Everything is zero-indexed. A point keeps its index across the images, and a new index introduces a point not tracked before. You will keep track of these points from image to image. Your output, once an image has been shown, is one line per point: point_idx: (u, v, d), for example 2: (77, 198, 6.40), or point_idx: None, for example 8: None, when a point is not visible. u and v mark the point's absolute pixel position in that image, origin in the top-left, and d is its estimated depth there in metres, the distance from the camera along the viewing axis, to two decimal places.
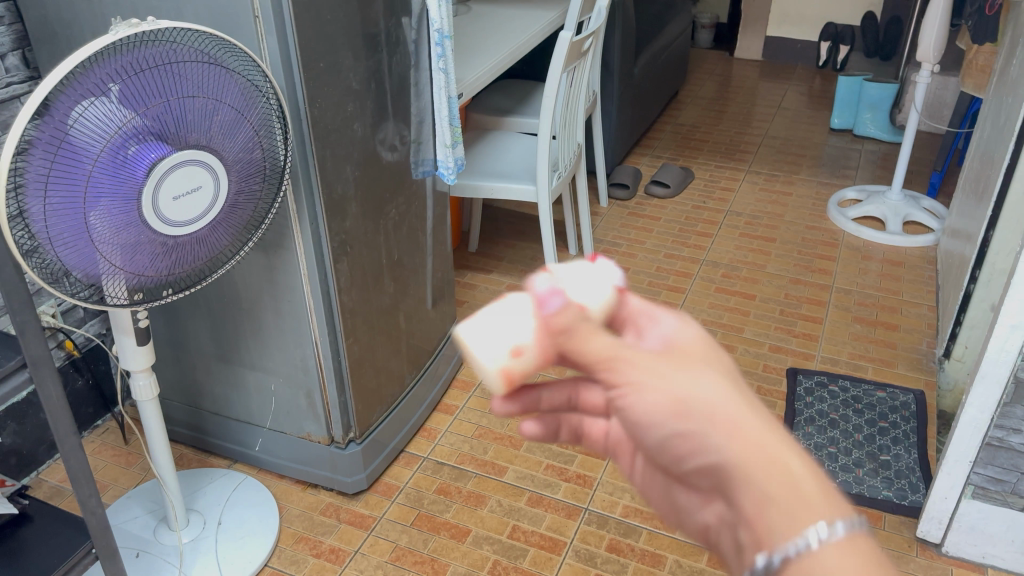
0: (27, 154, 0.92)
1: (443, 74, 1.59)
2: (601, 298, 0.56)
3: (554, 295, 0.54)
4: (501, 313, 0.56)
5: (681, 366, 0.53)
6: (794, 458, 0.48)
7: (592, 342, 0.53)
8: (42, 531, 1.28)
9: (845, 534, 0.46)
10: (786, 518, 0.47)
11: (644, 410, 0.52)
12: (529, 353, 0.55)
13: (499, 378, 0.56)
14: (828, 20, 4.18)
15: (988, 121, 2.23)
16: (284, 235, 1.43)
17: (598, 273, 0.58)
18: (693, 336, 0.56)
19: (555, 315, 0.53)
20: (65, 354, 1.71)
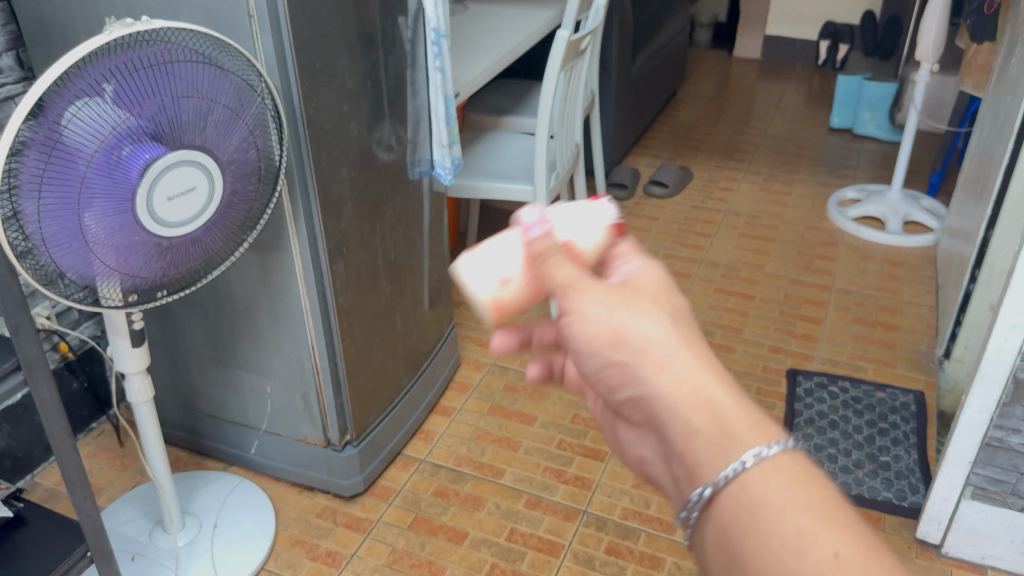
0: (21, 155, 0.92)
1: (440, 74, 1.57)
2: (590, 239, 0.81)
3: (539, 224, 0.75)
4: (497, 242, 0.80)
5: (637, 307, 0.68)
6: (719, 389, 0.62)
7: (556, 272, 0.71)
8: (36, 535, 1.27)
9: (783, 452, 0.58)
10: (710, 445, 0.60)
11: (585, 335, 0.68)
12: (514, 284, 0.78)
13: (491, 304, 0.81)
14: (827, 19, 4.17)
15: (987, 120, 2.22)
16: (280, 236, 1.42)
17: (590, 216, 0.83)
18: (654, 276, 0.74)
19: (536, 241, 0.73)
20: (59, 356, 1.70)
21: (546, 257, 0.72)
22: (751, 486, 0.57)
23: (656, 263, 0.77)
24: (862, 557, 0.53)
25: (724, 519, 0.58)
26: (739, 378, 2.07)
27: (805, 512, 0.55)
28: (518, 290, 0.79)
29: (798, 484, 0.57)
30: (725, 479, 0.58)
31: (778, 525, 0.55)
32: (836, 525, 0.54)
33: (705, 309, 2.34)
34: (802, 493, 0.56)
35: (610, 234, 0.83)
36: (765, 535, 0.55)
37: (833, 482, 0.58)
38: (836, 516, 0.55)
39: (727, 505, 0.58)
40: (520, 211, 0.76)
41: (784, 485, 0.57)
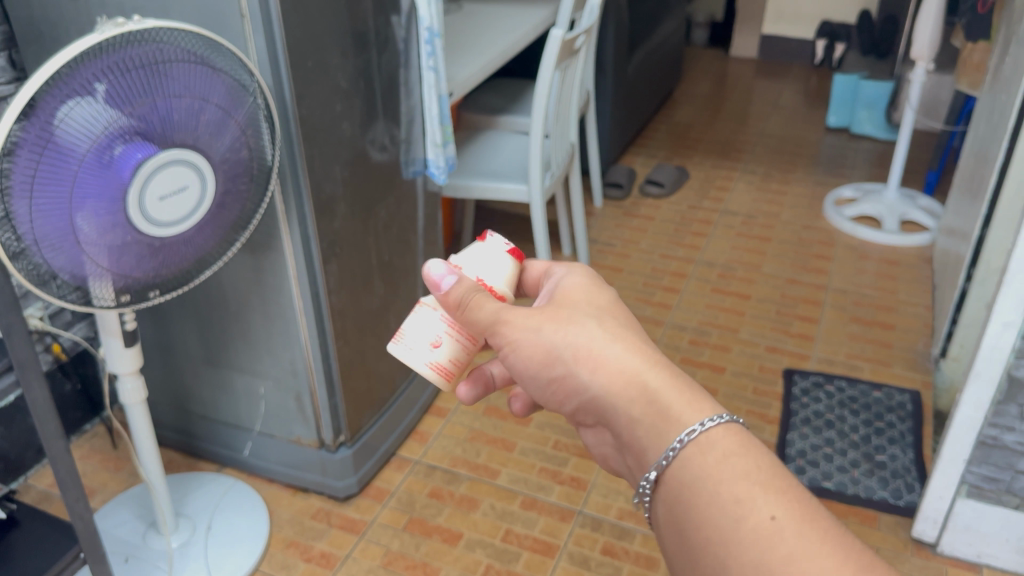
0: (13, 156, 0.90)
1: (433, 73, 1.57)
2: (502, 275, 0.89)
3: (448, 274, 0.85)
4: (417, 317, 0.92)
5: (561, 321, 0.80)
6: (650, 372, 0.74)
7: (483, 309, 0.83)
8: (28, 536, 1.26)
9: (719, 425, 0.69)
10: (649, 427, 0.72)
11: (524, 359, 0.82)
12: (446, 342, 0.92)
13: (433, 370, 0.92)
14: (823, 18, 4.17)
15: (982, 119, 2.22)
16: (273, 236, 1.41)
17: (490, 252, 0.90)
18: (577, 282, 0.86)
19: (451, 290, 0.84)
20: (52, 358, 1.70)
21: (467, 301, 0.83)
22: (691, 461, 0.68)
23: (579, 266, 0.89)
24: (796, 518, 0.62)
25: (669, 492, 0.69)
26: (736, 378, 2.06)
27: (743, 478, 0.65)
28: (450, 347, 0.92)
29: (734, 453, 0.67)
30: (668, 459, 0.69)
31: (715, 495, 0.65)
32: (775, 493, 0.64)
33: (702, 308, 2.33)
34: (738, 461, 0.66)
35: (516, 261, 0.91)
36: (705, 503, 0.65)
37: (769, 451, 0.68)
38: (773, 482, 0.65)
39: (669, 482, 0.69)
40: (427, 269, 0.86)
41: (725, 454, 0.67)
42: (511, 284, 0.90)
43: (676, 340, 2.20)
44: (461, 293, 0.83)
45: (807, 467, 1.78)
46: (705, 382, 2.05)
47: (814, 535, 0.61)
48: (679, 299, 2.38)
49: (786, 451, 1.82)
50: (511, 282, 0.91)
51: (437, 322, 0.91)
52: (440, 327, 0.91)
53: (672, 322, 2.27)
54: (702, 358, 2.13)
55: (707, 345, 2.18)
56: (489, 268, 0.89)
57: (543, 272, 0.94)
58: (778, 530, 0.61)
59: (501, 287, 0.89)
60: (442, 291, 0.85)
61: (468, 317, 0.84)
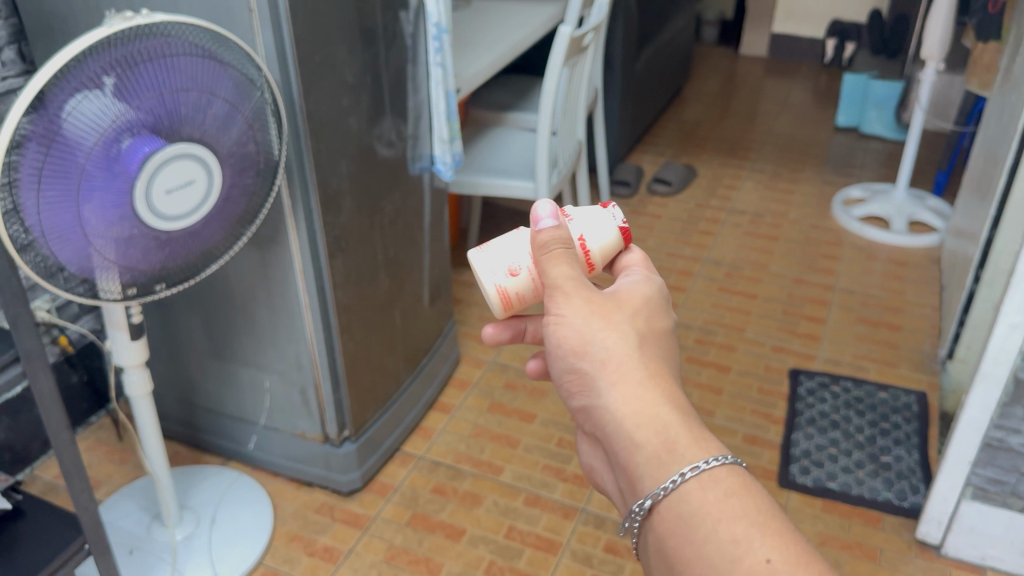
0: (21, 149, 0.90)
1: (440, 69, 1.58)
2: (601, 241, 0.89)
3: (553, 219, 0.86)
4: (511, 238, 0.90)
5: (609, 323, 0.78)
6: (668, 410, 0.72)
7: (557, 268, 0.82)
8: (34, 525, 1.27)
9: (722, 466, 0.69)
10: (651, 457, 0.70)
11: (558, 339, 0.79)
12: (522, 275, 0.89)
13: (496, 294, 0.89)
14: (833, 17, 4.15)
15: (993, 119, 2.21)
16: (279, 231, 1.41)
17: (604, 219, 0.90)
18: (645, 292, 0.83)
19: (546, 232, 0.84)
20: (59, 350, 1.70)
21: (551, 249, 0.84)
22: (690, 496, 0.68)
23: (660, 280, 0.86)
24: (792, 563, 0.62)
25: (664, 524, 0.69)
26: (741, 378, 2.06)
27: (741, 520, 0.65)
28: (524, 280, 0.89)
29: (735, 493, 0.67)
30: (665, 491, 0.69)
31: (713, 533, 0.65)
32: (772, 536, 0.64)
33: (708, 307, 2.33)
34: (737, 502, 0.66)
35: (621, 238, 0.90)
36: (700, 542, 0.66)
37: (766, 494, 0.68)
38: (770, 525, 0.65)
39: (665, 514, 0.69)
40: (537, 205, 0.86)
41: (723, 495, 0.67)
42: (603, 256, 0.90)
43: (682, 339, 2.20)
44: (551, 237, 0.84)
45: (812, 468, 1.78)
46: (710, 381, 2.05)
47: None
48: (686, 297, 2.38)
49: (791, 451, 1.82)
50: (605, 253, 0.90)
51: (525, 250, 0.89)
52: (525, 259, 0.88)
53: (677, 320, 2.27)
54: (708, 356, 2.13)
55: (712, 344, 2.18)
56: (593, 231, 0.89)
57: (635, 265, 0.90)
58: (774, 575, 0.62)
59: (595, 252, 0.89)
60: (535, 228, 0.86)
61: (543, 265, 0.83)
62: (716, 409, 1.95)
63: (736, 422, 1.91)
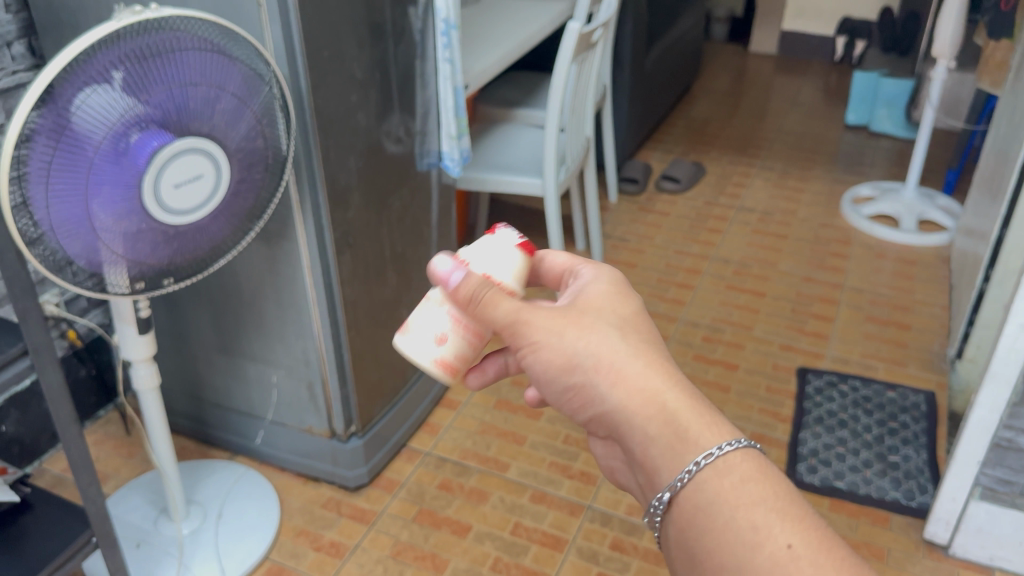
0: (30, 143, 0.90)
1: (449, 65, 1.59)
2: (511, 271, 0.87)
3: (456, 270, 0.84)
4: (422, 311, 0.91)
5: (583, 326, 0.79)
6: (672, 394, 0.74)
7: (500, 308, 0.81)
8: (42, 518, 1.27)
9: (737, 450, 0.70)
10: (664, 448, 0.72)
11: (544, 362, 0.80)
12: (451, 338, 0.90)
13: (438, 366, 0.90)
14: (844, 14, 4.12)
15: (1004, 117, 2.19)
16: (287, 227, 1.41)
17: (500, 246, 0.87)
18: (602, 287, 0.84)
19: (460, 286, 0.82)
20: (67, 344, 1.71)
21: (479, 296, 0.82)
22: (707, 484, 0.69)
23: (606, 271, 0.88)
24: (813, 546, 0.64)
25: (683, 515, 0.70)
26: (749, 376, 2.05)
27: (759, 506, 0.67)
28: (456, 343, 0.90)
29: (751, 479, 0.69)
30: (682, 481, 0.71)
31: (732, 520, 0.67)
32: (792, 520, 0.66)
33: (715, 305, 2.32)
34: (753, 488, 0.68)
35: (525, 254, 0.88)
36: (721, 530, 0.67)
37: (783, 478, 0.70)
38: (788, 511, 0.66)
39: (683, 504, 0.70)
40: (434, 261, 0.85)
41: (739, 482, 0.68)
42: (520, 280, 0.88)
43: (689, 337, 2.19)
44: (472, 288, 0.81)
45: (819, 467, 1.77)
46: (718, 379, 2.04)
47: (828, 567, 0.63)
48: (694, 295, 2.37)
49: (798, 450, 1.81)
50: (520, 276, 0.87)
51: (443, 316, 0.90)
52: (446, 324, 0.89)
53: (685, 318, 2.26)
54: (716, 355, 2.12)
55: (720, 343, 2.17)
56: (497, 265, 0.86)
57: (566, 265, 0.92)
58: (795, 559, 0.63)
59: (510, 282, 0.86)
60: (449, 285, 0.83)
61: (482, 315, 0.81)
62: (723, 408, 1.95)
63: (743, 420, 1.91)
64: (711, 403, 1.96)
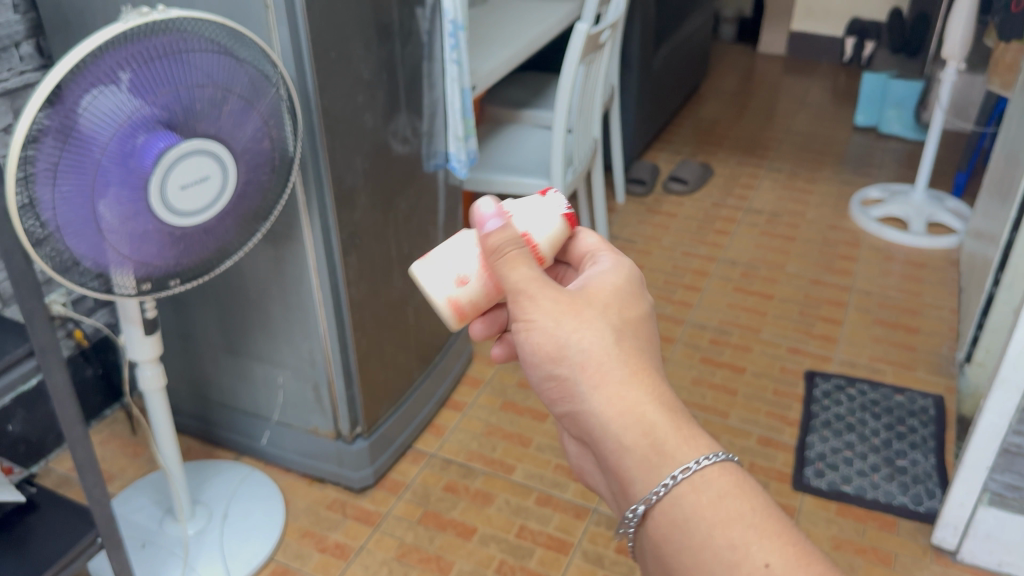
0: (37, 143, 0.90)
1: (456, 66, 1.57)
2: (548, 233, 0.88)
3: (495, 218, 0.86)
4: (451, 245, 0.90)
5: (582, 320, 0.79)
6: (654, 409, 0.74)
7: (516, 272, 0.81)
8: (47, 519, 1.27)
9: (714, 464, 0.71)
10: (640, 460, 0.72)
11: (533, 346, 0.80)
12: (472, 283, 0.89)
13: (449, 306, 0.89)
14: (853, 15, 4.10)
15: (1015, 120, 2.18)
16: (294, 228, 1.41)
17: (546, 207, 0.89)
18: (613, 281, 0.83)
19: (494, 234, 0.84)
20: (74, 343, 1.71)
21: (504, 250, 0.83)
22: (684, 499, 0.70)
23: (625, 265, 0.86)
24: (790, 563, 0.65)
25: (657, 528, 0.71)
26: (756, 379, 2.04)
27: (737, 523, 0.68)
28: (474, 287, 0.89)
29: (729, 494, 0.69)
30: (658, 495, 0.71)
31: (710, 539, 0.68)
32: (769, 538, 0.67)
33: (723, 308, 2.31)
34: (732, 504, 0.69)
35: (566, 225, 0.90)
36: (698, 547, 0.68)
37: (759, 490, 0.71)
38: (766, 527, 0.67)
39: (659, 517, 0.71)
40: (478, 204, 0.88)
41: (716, 497, 0.69)
42: (553, 246, 0.89)
43: (696, 339, 2.18)
44: (502, 239, 0.83)
45: (827, 471, 1.76)
46: (724, 382, 2.03)
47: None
48: (700, 297, 2.36)
49: (805, 454, 1.81)
50: (553, 244, 0.89)
51: (469, 258, 0.89)
52: (473, 267, 0.89)
53: (692, 320, 2.25)
54: (723, 357, 2.11)
55: (727, 345, 2.16)
56: (537, 223, 0.88)
57: (591, 248, 0.92)
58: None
59: (543, 245, 0.88)
60: (484, 230, 0.86)
61: (500, 269, 0.82)
62: (730, 411, 1.94)
63: (750, 423, 1.90)
64: (718, 406, 1.95)
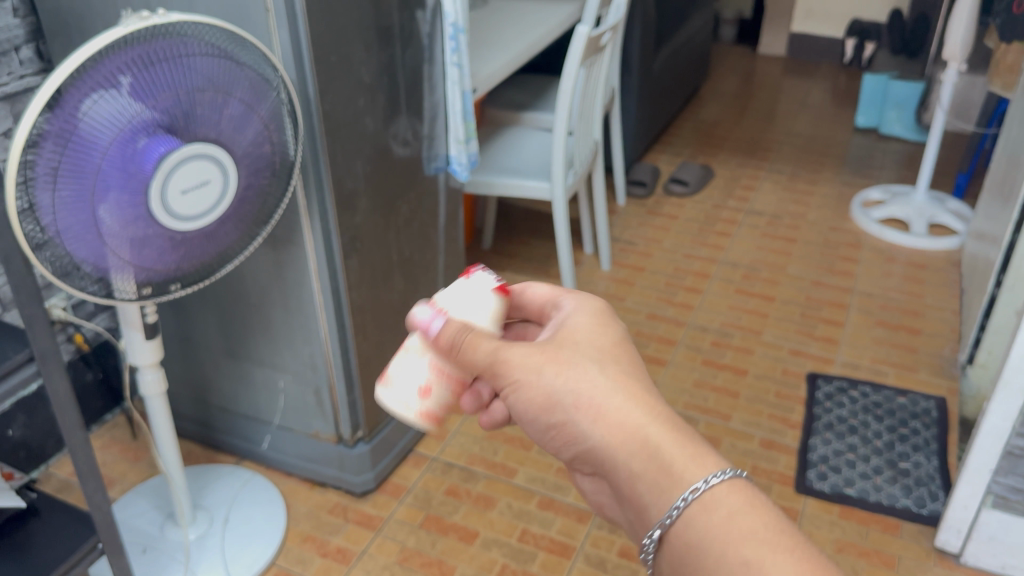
0: (37, 147, 0.90)
1: (457, 69, 1.58)
2: (488, 313, 0.87)
3: (436, 317, 0.85)
4: (404, 360, 0.93)
5: (561, 363, 0.80)
6: (653, 427, 0.74)
7: (479, 349, 0.83)
8: (48, 524, 1.27)
9: (723, 482, 0.70)
10: (650, 484, 0.72)
11: (525, 400, 0.81)
12: (433, 390, 0.92)
13: (420, 415, 0.94)
14: (854, 16, 4.10)
15: (1016, 120, 2.17)
16: (295, 231, 1.41)
17: (475, 289, 0.88)
18: (581, 322, 0.85)
19: (442, 332, 0.84)
20: (74, 348, 1.71)
21: (460, 341, 0.84)
22: (696, 520, 0.69)
23: (588, 301, 0.88)
24: None
25: (676, 552, 0.70)
26: (758, 381, 2.04)
27: (749, 539, 0.66)
28: (437, 390, 0.92)
29: (741, 511, 0.68)
30: (671, 518, 0.70)
31: (723, 556, 0.66)
32: (782, 553, 0.65)
33: (724, 310, 2.31)
34: (744, 521, 0.67)
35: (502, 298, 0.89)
36: (712, 567, 0.67)
37: (773, 507, 0.69)
38: (779, 542, 0.66)
39: (674, 541, 0.70)
40: (413, 313, 0.87)
41: (728, 516, 0.68)
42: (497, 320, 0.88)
43: (698, 341, 2.18)
44: (452, 333, 0.84)
45: (829, 474, 1.76)
46: (726, 385, 2.03)
47: None
48: (702, 299, 2.35)
49: (808, 457, 1.80)
50: (497, 318, 0.88)
51: (422, 367, 0.92)
52: (428, 373, 0.92)
53: (693, 323, 2.25)
54: (724, 360, 2.11)
55: (729, 347, 2.16)
56: (473, 308, 0.86)
57: (546, 297, 0.94)
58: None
59: (487, 326, 0.87)
60: (430, 333, 0.85)
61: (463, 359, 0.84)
62: (732, 413, 1.93)
63: (752, 426, 1.89)
64: (720, 408, 1.95)
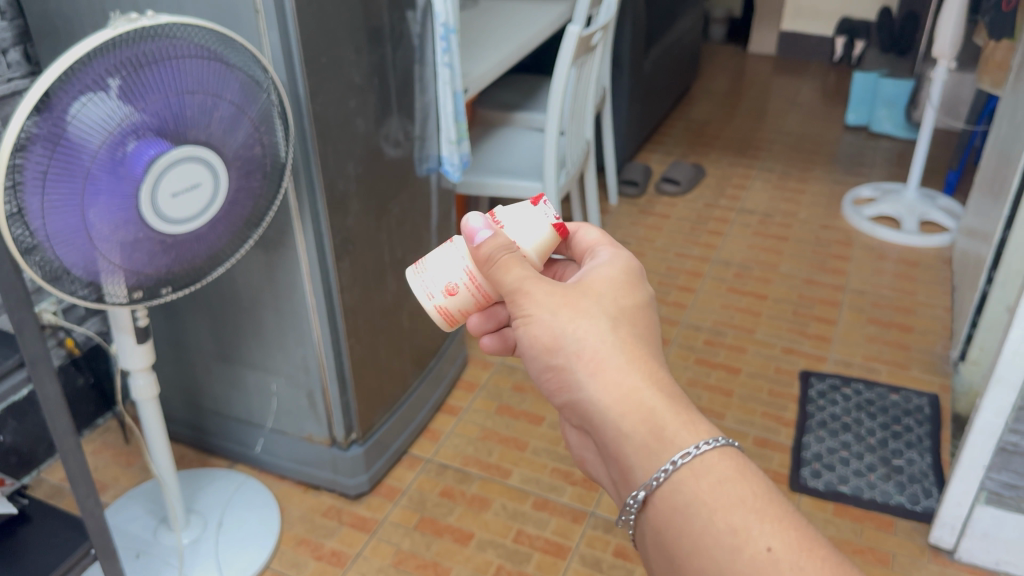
0: (26, 151, 0.89)
1: (447, 70, 1.57)
2: (534, 241, 0.88)
3: (486, 228, 0.86)
4: (441, 255, 0.93)
5: (577, 311, 0.80)
6: (650, 392, 0.74)
7: (510, 273, 0.83)
8: (41, 531, 1.26)
9: (714, 449, 0.70)
10: (640, 447, 0.72)
11: (530, 338, 0.81)
12: (460, 292, 0.92)
13: (437, 312, 0.93)
14: (843, 15, 4.12)
15: (1006, 118, 2.18)
16: (286, 234, 1.40)
17: (536, 216, 0.89)
18: (608, 275, 0.85)
19: (485, 243, 0.85)
20: (65, 352, 1.70)
21: (496, 258, 0.84)
22: (683, 486, 0.69)
23: (623, 258, 0.88)
24: (792, 549, 0.64)
25: (659, 515, 0.70)
26: (751, 380, 2.04)
27: (738, 507, 0.66)
28: (462, 297, 0.92)
29: (730, 479, 0.68)
30: (658, 481, 0.70)
31: (710, 523, 0.66)
32: (771, 523, 0.65)
33: (716, 308, 2.31)
34: (732, 489, 0.67)
35: (556, 234, 0.90)
36: (698, 533, 0.67)
37: (761, 476, 0.69)
38: (768, 511, 0.66)
39: (659, 504, 0.70)
40: (468, 216, 0.87)
41: (718, 482, 0.68)
42: (541, 254, 0.89)
43: (691, 340, 2.18)
44: (493, 248, 0.84)
45: (823, 471, 1.76)
46: (720, 383, 2.03)
47: (809, 569, 0.63)
48: (695, 298, 2.36)
49: (802, 454, 1.80)
50: (542, 251, 0.89)
51: (457, 266, 0.91)
52: (460, 276, 0.91)
53: (686, 321, 2.25)
54: (717, 358, 2.11)
55: (722, 346, 2.16)
56: (525, 233, 0.88)
57: (592, 244, 0.93)
58: (774, 563, 0.63)
59: (530, 254, 0.88)
60: (474, 241, 0.86)
61: (494, 275, 0.84)
62: (726, 412, 1.93)
63: (746, 424, 1.90)
64: (714, 407, 1.95)
